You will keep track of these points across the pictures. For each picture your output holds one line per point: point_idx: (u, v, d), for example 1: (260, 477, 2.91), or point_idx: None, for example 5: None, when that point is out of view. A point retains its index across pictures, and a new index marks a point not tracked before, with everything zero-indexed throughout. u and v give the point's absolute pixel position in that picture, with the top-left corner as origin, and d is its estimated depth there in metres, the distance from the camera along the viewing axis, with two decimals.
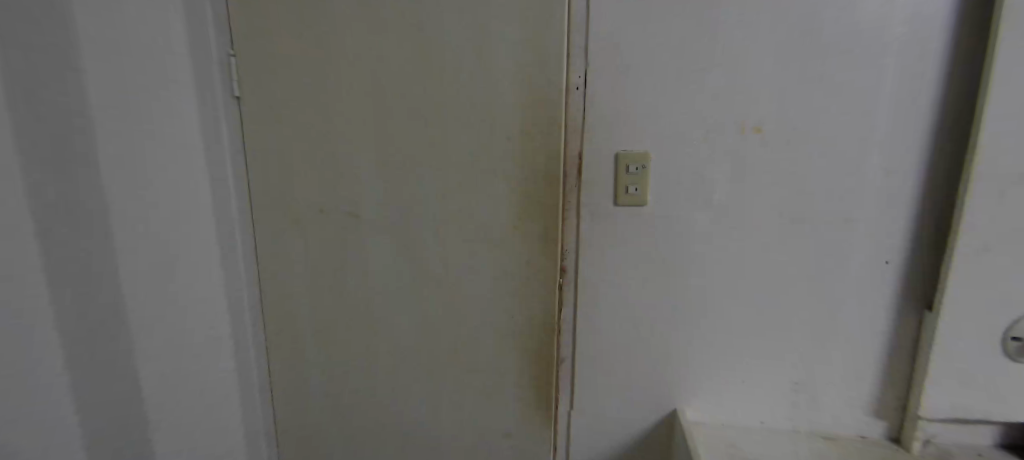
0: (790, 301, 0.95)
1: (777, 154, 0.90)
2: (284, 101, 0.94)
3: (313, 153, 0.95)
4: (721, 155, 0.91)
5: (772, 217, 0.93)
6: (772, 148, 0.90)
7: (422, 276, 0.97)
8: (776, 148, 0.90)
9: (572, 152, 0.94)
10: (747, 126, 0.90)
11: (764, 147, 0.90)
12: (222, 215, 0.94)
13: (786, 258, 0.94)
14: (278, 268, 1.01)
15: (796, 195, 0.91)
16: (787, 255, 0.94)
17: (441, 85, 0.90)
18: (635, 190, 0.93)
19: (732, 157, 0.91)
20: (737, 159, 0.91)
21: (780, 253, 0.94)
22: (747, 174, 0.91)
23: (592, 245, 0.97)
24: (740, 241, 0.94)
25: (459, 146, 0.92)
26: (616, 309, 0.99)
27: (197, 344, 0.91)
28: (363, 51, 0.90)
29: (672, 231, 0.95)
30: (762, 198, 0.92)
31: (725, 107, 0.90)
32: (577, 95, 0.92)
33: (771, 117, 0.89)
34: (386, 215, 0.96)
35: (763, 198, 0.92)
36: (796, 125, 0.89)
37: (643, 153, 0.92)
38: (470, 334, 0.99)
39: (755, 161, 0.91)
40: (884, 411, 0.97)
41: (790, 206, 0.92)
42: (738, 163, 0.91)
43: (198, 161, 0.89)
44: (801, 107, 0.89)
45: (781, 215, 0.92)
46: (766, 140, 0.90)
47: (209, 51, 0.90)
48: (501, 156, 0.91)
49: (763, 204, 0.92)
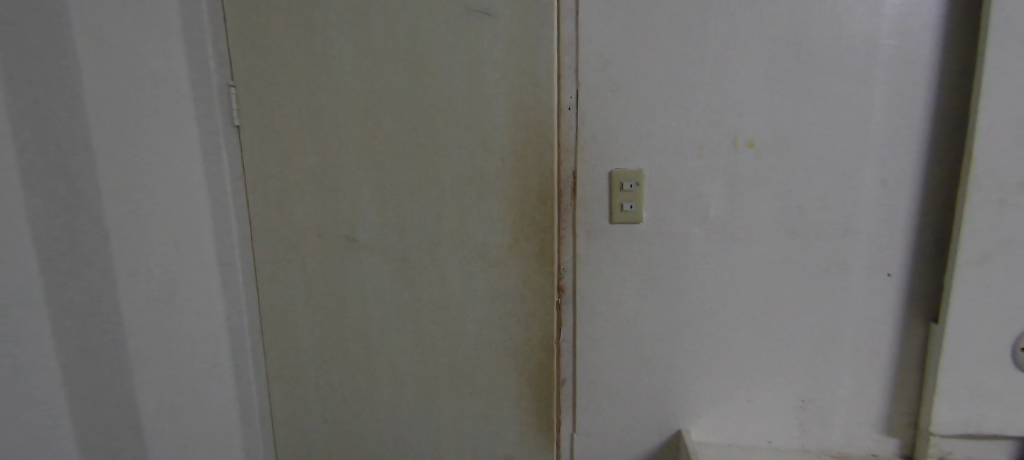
0: (791, 317, 0.94)
1: (772, 168, 0.90)
2: (282, 128, 0.96)
3: (310, 179, 0.96)
4: (714, 171, 0.91)
5: (770, 232, 0.92)
6: (766, 163, 0.90)
7: (419, 298, 0.97)
8: (770, 161, 0.90)
9: (566, 172, 0.94)
10: (739, 140, 0.90)
11: (758, 162, 0.90)
12: (222, 241, 0.95)
13: (786, 272, 0.93)
14: (277, 293, 1.01)
15: (792, 209, 0.91)
16: (787, 269, 0.92)
17: (434, 108, 0.91)
18: (629, 207, 0.93)
19: (726, 172, 0.91)
20: (731, 174, 0.91)
21: (779, 268, 0.93)
22: (741, 189, 0.91)
23: (589, 265, 0.96)
24: (737, 256, 0.93)
25: (453, 169, 0.93)
26: (615, 328, 0.98)
27: (197, 371, 0.92)
28: (358, 78, 0.92)
29: (670, 247, 0.94)
30: (758, 213, 0.92)
31: (717, 122, 0.90)
32: (569, 115, 0.93)
33: (761, 132, 0.90)
34: (382, 237, 0.96)
35: (758, 213, 0.91)
36: (788, 138, 0.89)
37: (636, 170, 0.92)
38: (468, 356, 0.98)
39: (749, 176, 0.91)
40: (895, 427, 0.95)
41: (787, 220, 0.91)
42: (733, 178, 0.91)
43: (198, 188, 0.91)
44: (793, 120, 0.89)
45: (779, 229, 0.92)
46: (759, 154, 0.90)
47: (209, 82, 0.93)
48: (494, 177, 0.92)
49: (760, 218, 0.92)
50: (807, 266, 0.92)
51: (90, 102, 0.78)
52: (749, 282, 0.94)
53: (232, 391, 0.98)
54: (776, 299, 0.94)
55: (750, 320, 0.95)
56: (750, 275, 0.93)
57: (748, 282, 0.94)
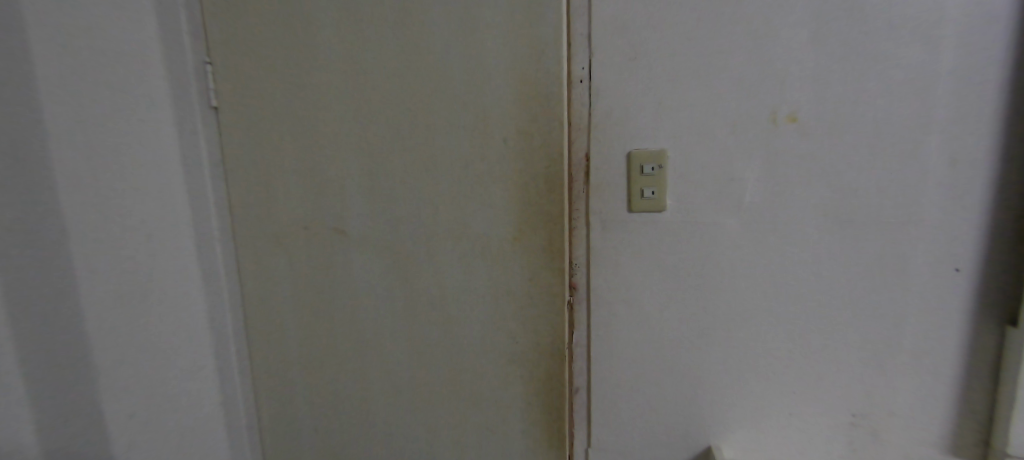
0: (839, 317, 0.82)
1: (819, 147, 0.78)
2: (261, 108, 0.86)
3: (295, 165, 0.87)
4: (750, 150, 0.79)
5: (815, 221, 0.79)
6: (811, 140, 0.78)
7: (414, 296, 0.88)
8: (816, 138, 0.78)
9: (578, 153, 0.83)
10: (779, 114, 0.78)
11: (802, 140, 0.78)
12: (201, 234, 0.87)
13: (834, 267, 0.80)
14: (262, 290, 0.93)
15: (842, 194, 0.78)
16: (835, 264, 0.80)
17: (428, 84, 0.81)
18: (651, 193, 0.81)
19: (764, 152, 0.79)
20: (771, 154, 0.79)
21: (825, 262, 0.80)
22: (782, 171, 0.79)
23: (605, 259, 0.85)
24: (776, 249, 0.81)
25: (452, 152, 0.82)
26: (635, 330, 0.87)
27: (176, 376, 0.83)
28: (344, 50, 0.83)
29: (699, 238, 0.82)
30: (801, 199, 0.79)
31: (754, 94, 0.78)
32: (581, 89, 0.82)
33: (805, 105, 0.77)
34: (373, 229, 0.87)
35: (802, 199, 0.79)
36: (837, 112, 0.77)
37: (659, 151, 0.80)
38: (469, 361, 0.88)
39: (791, 155, 0.78)
40: (962, 447, 0.82)
41: (835, 207, 0.79)
42: (772, 157, 0.79)
43: (175, 176, 0.83)
44: (842, 91, 0.76)
45: (826, 218, 0.79)
46: (802, 131, 0.78)
47: (185, 58, 0.84)
48: (496, 160, 0.81)
49: (803, 205, 0.79)
50: (858, 260, 0.80)
51: (48, 77, 0.69)
52: (790, 278, 0.82)
53: (216, 398, 0.90)
54: (822, 298, 0.81)
55: (791, 322, 0.83)
56: (791, 271, 0.81)
57: (789, 279, 0.82)
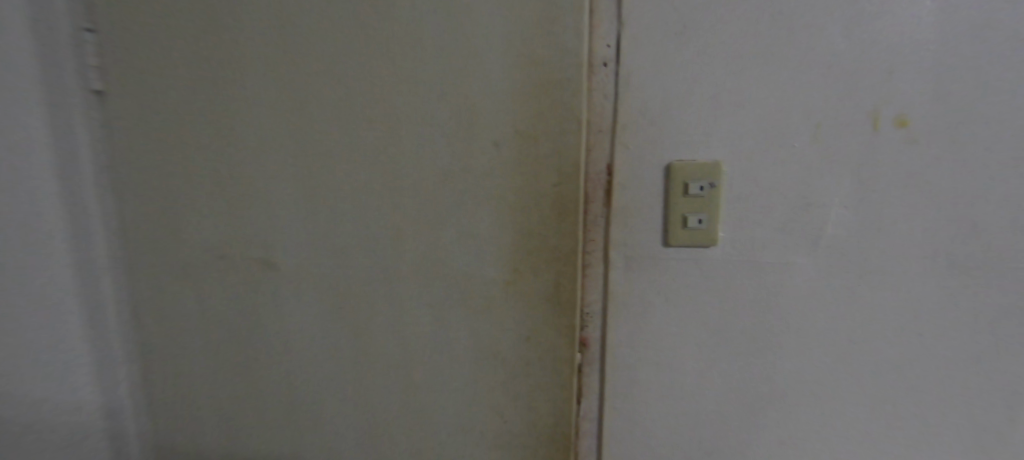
0: (957, 403, 0.58)
1: (946, 163, 0.53)
2: (164, 93, 0.64)
3: (207, 170, 0.64)
4: (842, 164, 0.55)
5: (932, 269, 0.55)
6: (935, 155, 0.53)
7: (370, 352, 0.65)
8: (942, 150, 0.53)
9: (598, 165, 0.59)
10: (890, 114, 0.54)
11: (922, 154, 0.54)
12: (81, 259, 0.66)
13: (955, 335, 0.56)
14: (164, 335, 0.69)
15: (974, 233, 0.54)
16: (957, 330, 0.56)
17: (393, 65, 0.59)
18: (698, 222, 0.57)
19: (864, 169, 0.55)
20: (873, 172, 0.55)
21: (943, 328, 0.56)
22: (886, 197, 0.55)
23: (629, 311, 0.62)
24: (871, 305, 0.57)
25: (422, 159, 0.60)
26: (665, 408, 0.63)
27: (33, 445, 0.63)
28: (276, 16, 0.60)
29: (761, 287, 0.59)
30: (914, 237, 0.55)
31: (854, 86, 0.54)
32: (603, 74, 0.57)
33: (930, 103, 0.53)
34: (314, 261, 0.64)
35: (915, 236, 0.55)
36: (976, 115, 0.53)
37: (711, 163, 0.56)
38: (440, 440, 0.66)
39: (903, 174, 0.54)
40: None
41: (963, 251, 0.55)
42: (875, 176, 0.55)
43: (35, 182, 0.61)
44: (987, 85, 0.52)
45: (948, 266, 0.55)
46: (923, 141, 0.53)
47: (52, 21, 0.61)
48: (486, 174, 0.59)
49: (915, 246, 0.55)
50: (991, 324, 0.56)
51: None
52: (890, 347, 0.57)
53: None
54: (934, 377, 0.57)
55: (886, 407, 0.59)
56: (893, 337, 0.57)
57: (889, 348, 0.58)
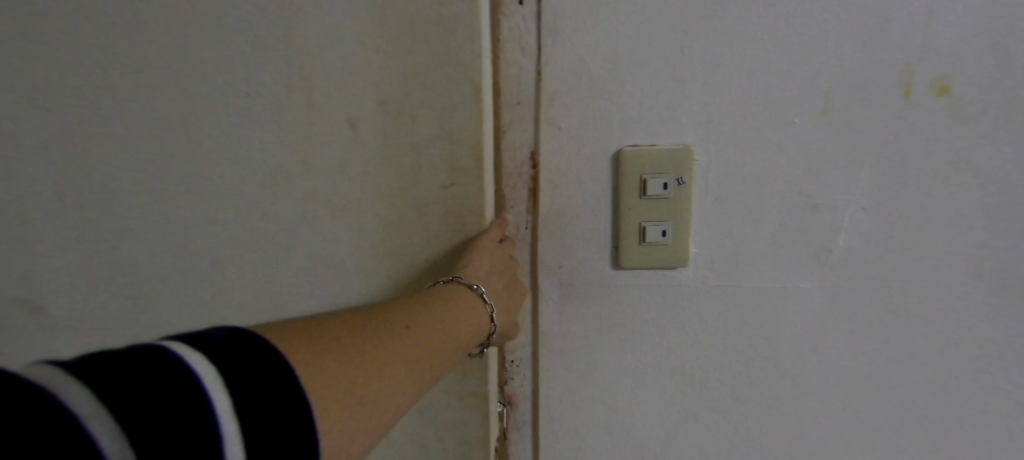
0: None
1: (999, 147, 0.38)
2: None
3: None
4: (858, 148, 0.39)
5: (969, 292, 0.41)
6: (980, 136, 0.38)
7: None
8: (991, 130, 0.38)
9: (515, 153, 0.41)
10: (926, 77, 0.37)
11: (961, 134, 0.38)
12: None
13: (995, 376, 0.42)
14: None
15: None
16: (997, 371, 0.42)
17: (180, 8, 0.38)
18: (660, 234, 0.40)
19: (882, 155, 0.39)
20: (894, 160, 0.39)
21: (978, 368, 0.42)
22: (912, 196, 0.39)
23: (568, 358, 0.44)
24: (888, 341, 0.42)
25: (242, 150, 0.40)
26: None
27: None
28: None
29: (746, 321, 0.42)
30: (947, 250, 0.40)
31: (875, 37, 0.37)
32: (517, 19, 0.39)
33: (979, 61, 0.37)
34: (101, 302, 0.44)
35: (948, 248, 0.40)
36: None
37: (677, 148, 0.39)
38: None
39: (935, 162, 0.39)
40: None
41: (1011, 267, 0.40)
42: (900, 165, 0.39)
43: None
44: None
45: (991, 287, 0.40)
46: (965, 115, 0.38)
47: None
48: (338, 171, 0.39)
49: (948, 261, 0.40)
50: None
51: None
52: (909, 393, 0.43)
53: None
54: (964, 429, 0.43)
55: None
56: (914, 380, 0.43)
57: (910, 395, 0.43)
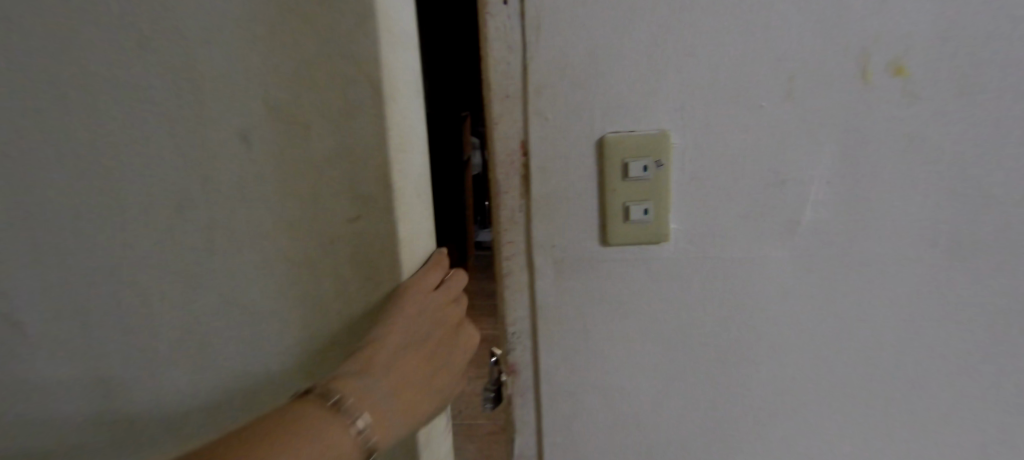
0: (947, 403, 0.49)
1: (946, 121, 0.42)
2: None
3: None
4: (821, 128, 0.43)
5: (925, 253, 0.45)
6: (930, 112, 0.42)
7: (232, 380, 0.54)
8: (941, 107, 0.42)
9: (506, 143, 0.44)
10: (879, 59, 0.41)
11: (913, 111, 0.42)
12: None
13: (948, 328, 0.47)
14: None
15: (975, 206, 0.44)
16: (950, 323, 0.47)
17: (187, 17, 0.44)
18: (643, 213, 0.44)
19: (844, 133, 0.43)
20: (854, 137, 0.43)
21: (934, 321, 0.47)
22: (871, 168, 0.43)
23: (564, 330, 0.48)
24: (852, 301, 0.46)
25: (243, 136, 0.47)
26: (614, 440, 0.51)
27: None
28: None
29: (724, 288, 0.47)
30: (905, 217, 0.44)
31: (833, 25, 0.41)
32: (502, 18, 0.42)
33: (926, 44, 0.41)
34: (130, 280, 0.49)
35: (906, 216, 0.44)
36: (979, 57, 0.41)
37: (655, 134, 0.43)
38: None
39: (891, 137, 0.43)
40: None
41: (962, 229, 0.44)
42: (860, 140, 0.43)
43: None
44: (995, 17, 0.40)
45: (945, 248, 0.45)
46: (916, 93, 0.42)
47: None
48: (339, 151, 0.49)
49: (906, 227, 0.44)
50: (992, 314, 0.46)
51: None
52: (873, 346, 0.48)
53: None
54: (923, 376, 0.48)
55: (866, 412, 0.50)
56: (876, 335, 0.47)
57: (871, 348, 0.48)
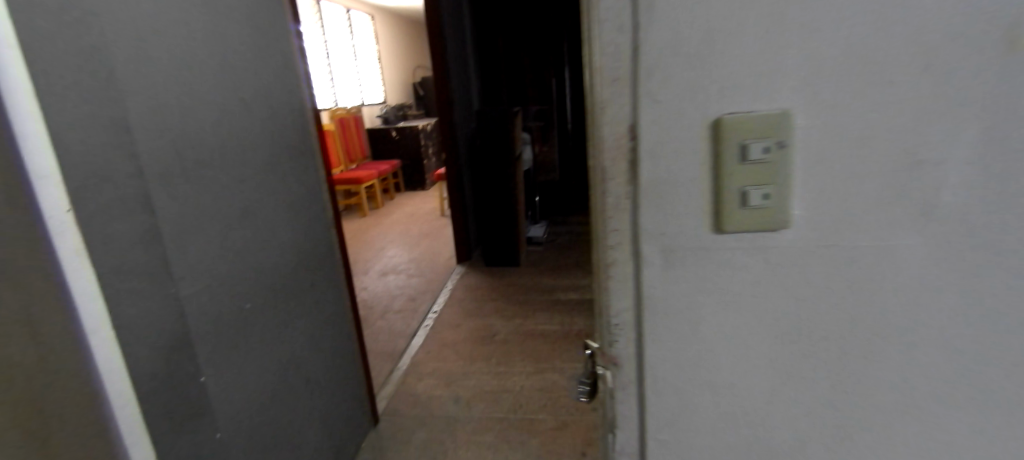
0: None
1: None
2: None
3: None
4: (965, 104, 0.39)
5: None
6: None
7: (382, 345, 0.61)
8: None
9: (613, 127, 0.43)
10: None
11: None
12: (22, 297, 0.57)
13: None
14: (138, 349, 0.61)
15: None
16: None
17: None
18: (762, 197, 0.41)
19: (994, 110, 0.38)
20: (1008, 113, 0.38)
21: None
22: None
23: (672, 321, 0.46)
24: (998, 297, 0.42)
25: None
26: (717, 439, 0.49)
27: None
28: None
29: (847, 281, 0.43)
30: None
31: None
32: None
33: None
34: None
35: None
36: None
37: (777, 113, 0.40)
38: None
39: None
40: None
41: None
42: (1013, 114, 0.38)
43: None
44: None
45: None
46: None
47: None
48: None
49: None
50: None
51: None
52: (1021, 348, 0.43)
53: None
54: None
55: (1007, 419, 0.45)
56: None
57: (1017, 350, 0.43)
